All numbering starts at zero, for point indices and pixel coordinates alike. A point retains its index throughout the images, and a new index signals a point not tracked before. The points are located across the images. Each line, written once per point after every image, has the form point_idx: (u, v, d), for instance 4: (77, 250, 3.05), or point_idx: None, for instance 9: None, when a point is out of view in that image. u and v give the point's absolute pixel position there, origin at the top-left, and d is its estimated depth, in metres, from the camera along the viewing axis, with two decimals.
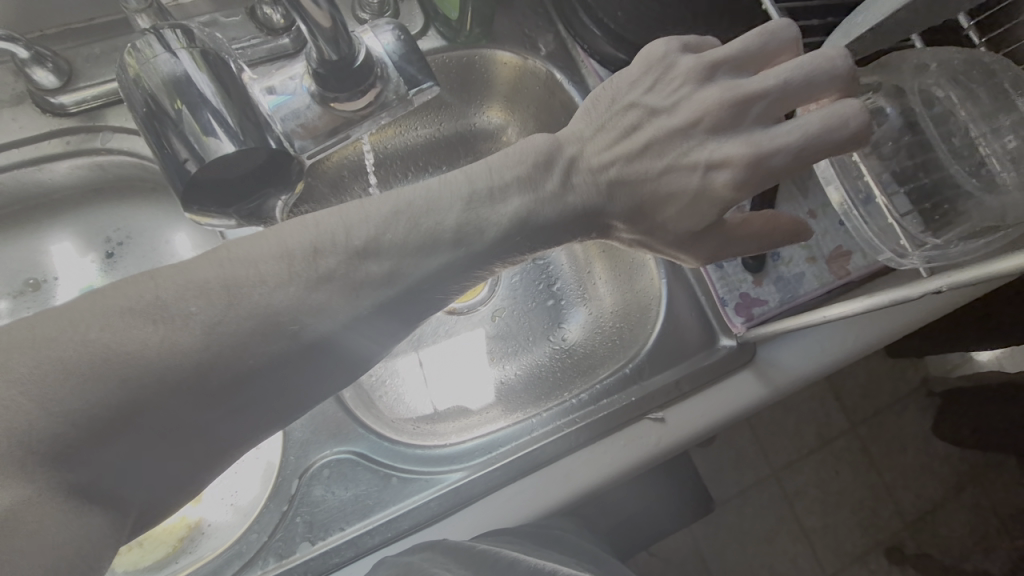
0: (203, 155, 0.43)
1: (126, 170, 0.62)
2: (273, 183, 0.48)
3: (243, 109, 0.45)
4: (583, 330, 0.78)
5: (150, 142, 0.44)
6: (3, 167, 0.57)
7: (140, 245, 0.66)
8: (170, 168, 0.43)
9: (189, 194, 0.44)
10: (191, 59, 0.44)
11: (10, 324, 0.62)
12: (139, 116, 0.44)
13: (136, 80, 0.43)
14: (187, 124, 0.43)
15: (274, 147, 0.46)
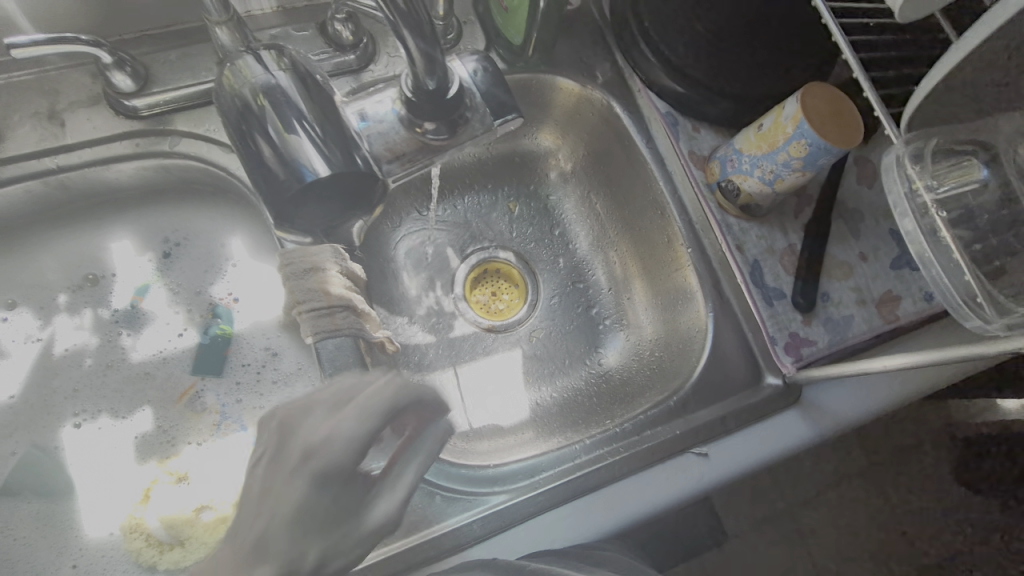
0: (292, 174, 0.38)
1: (190, 172, 0.63)
2: (359, 206, 0.43)
3: (331, 116, 0.40)
4: (621, 356, 0.78)
5: (238, 147, 0.40)
6: (75, 165, 0.59)
7: (196, 247, 0.66)
8: (261, 183, 0.39)
9: (286, 214, 0.40)
10: (286, 73, 0.40)
11: (68, 316, 0.62)
12: (230, 122, 0.40)
13: (229, 92, 0.39)
14: (277, 129, 0.38)
15: (364, 171, 0.40)
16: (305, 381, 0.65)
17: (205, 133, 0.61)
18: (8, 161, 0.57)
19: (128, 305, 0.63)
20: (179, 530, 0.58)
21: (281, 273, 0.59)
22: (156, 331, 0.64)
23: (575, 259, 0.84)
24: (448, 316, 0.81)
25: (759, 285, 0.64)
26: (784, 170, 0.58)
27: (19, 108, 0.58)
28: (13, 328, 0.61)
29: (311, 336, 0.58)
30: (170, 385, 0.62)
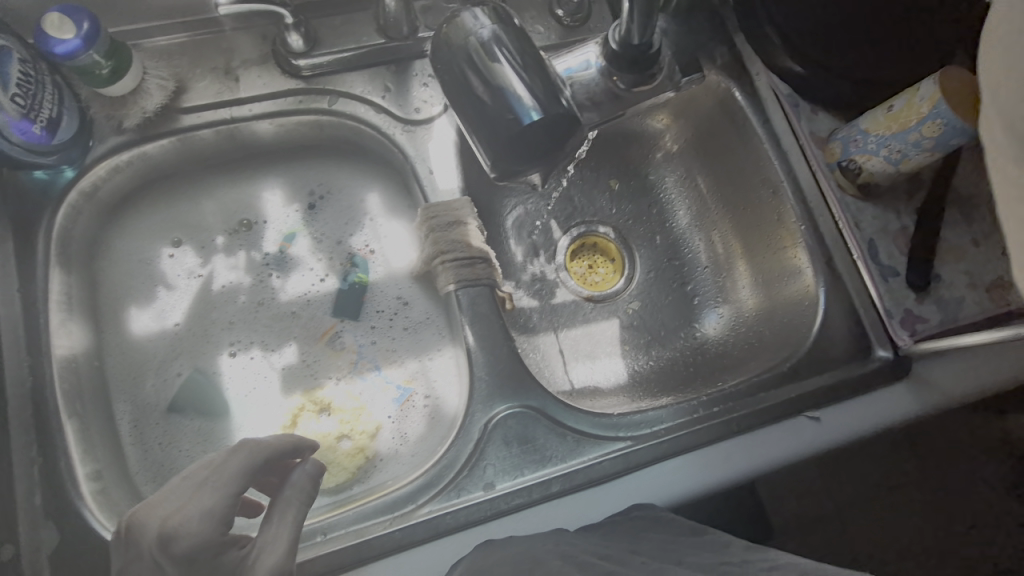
0: (505, 112, 0.41)
1: (342, 131, 0.68)
2: (556, 149, 0.43)
3: (535, 59, 0.42)
4: (720, 329, 0.81)
5: (452, 93, 0.44)
6: (246, 117, 0.64)
7: (339, 201, 0.71)
8: (477, 128, 0.43)
9: (488, 151, 0.43)
10: (490, 19, 0.44)
11: (225, 256, 0.68)
12: (445, 70, 0.44)
13: (444, 44, 0.44)
14: (483, 68, 0.42)
15: (567, 104, 0.41)
16: (433, 330, 0.69)
17: (360, 94, 0.66)
18: (189, 111, 0.62)
19: (277, 250, 0.69)
20: (326, 453, 0.63)
21: (426, 225, 0.63)
22: (301, 276, 0.69)
23: (673, 237, 0.87)
24: (551, 284, 0.85)
25: (875, 261, 0.67)
26: (913, 150, 0.61)
27: (200, 63, 0.63)
28: (178, 263, 0.67)
29: (452, 284, 0.62)
30: (314, 325, 0.68)
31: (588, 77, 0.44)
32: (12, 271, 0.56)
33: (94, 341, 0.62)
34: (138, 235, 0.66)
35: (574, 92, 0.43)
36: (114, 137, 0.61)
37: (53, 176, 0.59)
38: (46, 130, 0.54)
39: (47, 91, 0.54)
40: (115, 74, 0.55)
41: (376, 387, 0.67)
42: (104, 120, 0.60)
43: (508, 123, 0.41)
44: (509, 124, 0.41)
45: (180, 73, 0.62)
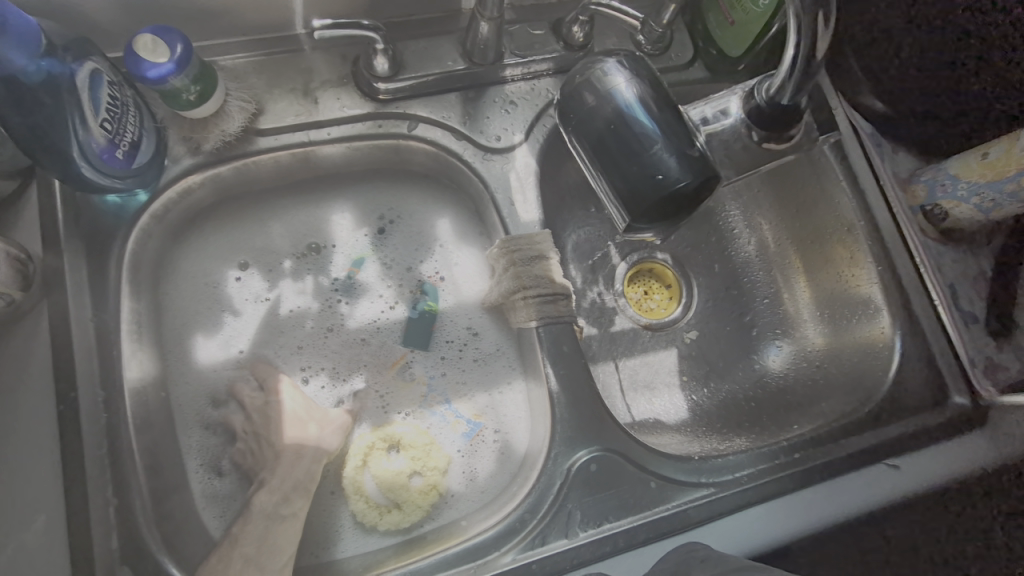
0: (642, 160, 0.40)
1: (418, 156, 0.66)
2: (695, 204, 0.40)
3: (673, 111, 0.41)
4: (783, 363, 0.79)
5: (576, 132, 0.43)
6: (324, 141, 0.62)
7: (409, 225, 0.69)
8: (608, 175, 0.41)
9: (620, 206, 0.41)
10: (622, 63, 0.42)
11: (292, 281, 0.66)
12: (572, 112, 0.42)
13: (574, 87, 0.43)
14: (620, 119, 0.40)
15: (703, 153, 0.40)
16: (504, 362, 0.67)
17: (440, 119, 0.64)
18: (266, 133, 0.60)
19: (345, 277, 0.67)
20: (396, 493, 0.60)
21: (509, 257, 0.62)
22: (371, 303, 0.67)
23: (732, 266, 0.84)
24: (609, 311, 0.82)
25: (957, 307, 0.67)
26: (1007, 200, 0.60)
27: (278, 84, 0.61)
28: (244, 288, 0.64)
29: (534, 320, 0.61)
30: (382, 356, 0.66)
31: (724, 128, 0.42)
32: (85, 299, 0.54)
33: (161, 370, 0.60)
34: (204, 257, 0.64)
35: (710, 144, 0.42)
36: (189, 159, 0.59)
37: (126, 199, 0.57)
38: (128, 154, 0.53)
39: (131, 114, 0.53)
40: (197, 100, 0.55)
41: (447, 420, 0.65)
42: (180, 142, 0.59)
43: (649, 178, 0.39)
44: (650, 179, 0.39)
45: (259, 94, 0.60)
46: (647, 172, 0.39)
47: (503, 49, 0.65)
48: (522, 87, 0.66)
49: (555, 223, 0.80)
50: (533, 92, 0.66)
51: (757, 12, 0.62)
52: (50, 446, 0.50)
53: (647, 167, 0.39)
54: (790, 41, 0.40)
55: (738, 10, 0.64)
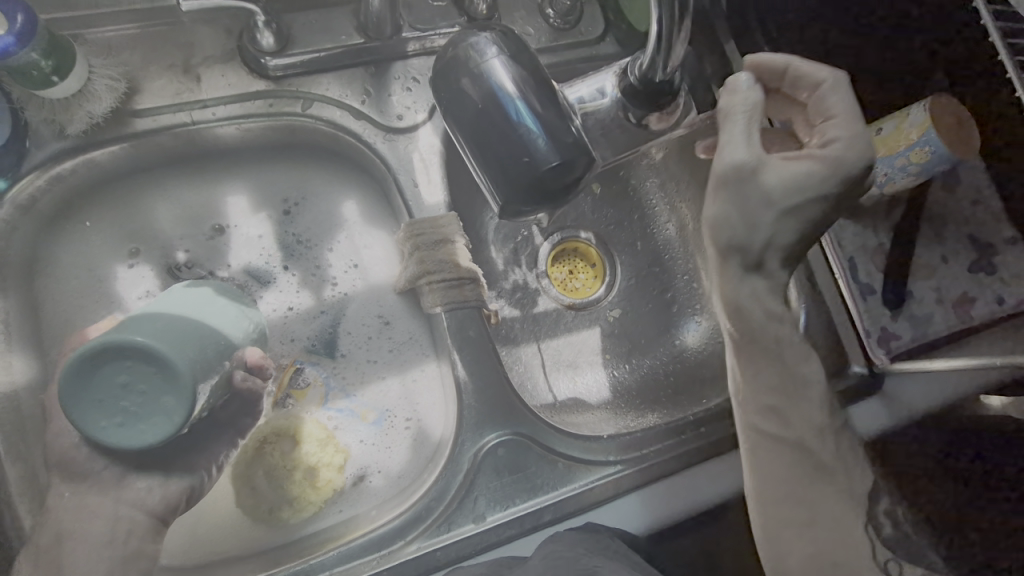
0: (513, 148, 0.38)
1: (316, 136, 0.63)
2: (571, 185, 0.39)
3: (548, 95, 0.39)
4: (701, 338, 0.81)
5: (449, 116, 0.41)
6: (208, 121, 0.58)
7: (314, 212, 0.66)
8: (483, 163, 0.40)
9: (495, 192, 0.40)
10: (494, 42, 0.40)
11: (185, 271, 0.62)
12: (446, 93, 0.40)
13: (447, 66, 0.40)
14: (493, 100, 0.39)
15: (578, 138, 0.39)
16: (417, 349, 0.66)
17: (337, 98, 0.61)
18: (143, 113, 0.56)
19: (244, 266, 0.64)
20: (288, 489, 0.59)
21: (412, 242, 0.60)
22: (275, 293, 0.64)
23: (653, 245, 0.85)
24: (532, 292, 0.82)
25: (855, 279, 0.68)
26: (900, 174, 0.63)
27: (154, 60, 0.57)
28: (135, 284, 0.61)
29: (439, 306, 0.59)
30: (289, 347, 0.64)
31: (601, 109, 0.42)
32: None
33: (40, 370, 0.56)
34: (85, 248, 0.60)
35: (586, 123, 0.42)
36: (55, 143, 0.54)
37: None
38: None
39: None
40: (56, 77, 0.51)
41: (352, 412, 0.64)
42: (42, 124, 0.54)
43: (520, 161, 0.38)
44: (521, 161, 0.38)
45: (132, 70, 0.56)
46: (520, 161, 0.38)
47: (403, 22, 0.62)
48: (423, 63, 0.63)
49: (472, 204, 0.78)
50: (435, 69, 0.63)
51: None
52: None
53: (517, 155, 0.38)
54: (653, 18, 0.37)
55: None
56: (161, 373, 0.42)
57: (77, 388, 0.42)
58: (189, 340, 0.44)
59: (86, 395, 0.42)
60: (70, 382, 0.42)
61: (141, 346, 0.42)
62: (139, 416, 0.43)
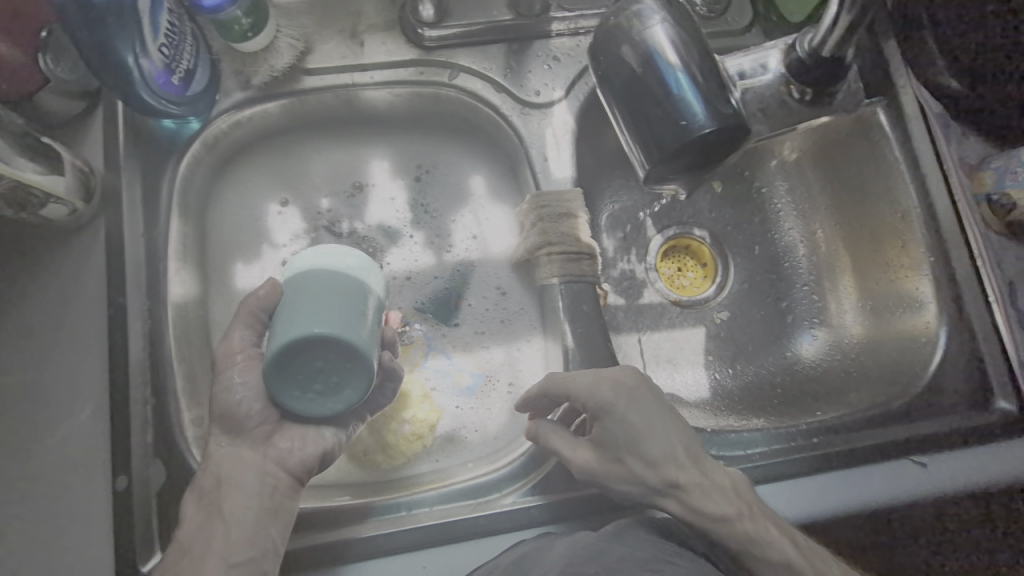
0: (668, 114, 0.39)
1: (457, 106, 0.66)
2: (722, 152, 0.40)
3: (709, 61, 0.39)
4: (817, 351, 0.76)
5: (602, 82, 0.42)
6: (366, 84, 0.63)
7: (444, 179, 0.70)
8: (634, 128, 0.40)
9: (643, 157, 0.41)
10: (656, 7, 0.40)
11: (328, 220, 0.68)
12: (603, 58, 0.41)
13: (607, 31, 0.41)
14: (650, 65, 0.39)
15: (737, 106, 0.38)
16: (525, 320, 0.68)
17: (482, 71, 0.64)
18: (312, 73, 0.62)
19: (378, 222, 0.69)
20: (386, 436, 0.63)
21: (537, 213, 0.62)
22: (401, 251, 0.68)
23: (774, 249, 0.81)
24: (639, 283, 0.81)
25: (1012, 305, 0.63)
26: None
27: (328, 25, 0.63)
28: (284, 227, 0.67)
29: (556, 277, 0.61)
30: (408, 301, 0.68)
31: (761, 84, 0.49)
32: (139, 216, 0.58)
33: (202, 292, 0.63)
34: (249, 190, 0.67)
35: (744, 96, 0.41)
36: (239, 93, 0.62)
37: (180, 125, 0.60)
38: (183, 81, 0.56)
39: (188, 42, 0.55)
40: (251, 34, 0.58)
41: (445, 371, 0.66)
42: (233, 76, 0.61)
43: (675, 126, 0.39)
44: (675, 127, 0.39)
45: (309, 34, 0.63)
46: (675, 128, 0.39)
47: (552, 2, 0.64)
48: (566, 42, 0.65)
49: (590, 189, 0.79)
50: (577, 49, 0.65)
51: None
52: (99, 344, 0.55)
53: (673, 122, 0.39)
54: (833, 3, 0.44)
55: None
56: (354, 353, 0.46)
57: (280, 371, 0.46)
58: (363, 319, 0.48)
59: (279, 372, 0.46)
60: (273, 364, 0.46)
61: (330, 333, 0.45)
62: (332, 386, 0.47)
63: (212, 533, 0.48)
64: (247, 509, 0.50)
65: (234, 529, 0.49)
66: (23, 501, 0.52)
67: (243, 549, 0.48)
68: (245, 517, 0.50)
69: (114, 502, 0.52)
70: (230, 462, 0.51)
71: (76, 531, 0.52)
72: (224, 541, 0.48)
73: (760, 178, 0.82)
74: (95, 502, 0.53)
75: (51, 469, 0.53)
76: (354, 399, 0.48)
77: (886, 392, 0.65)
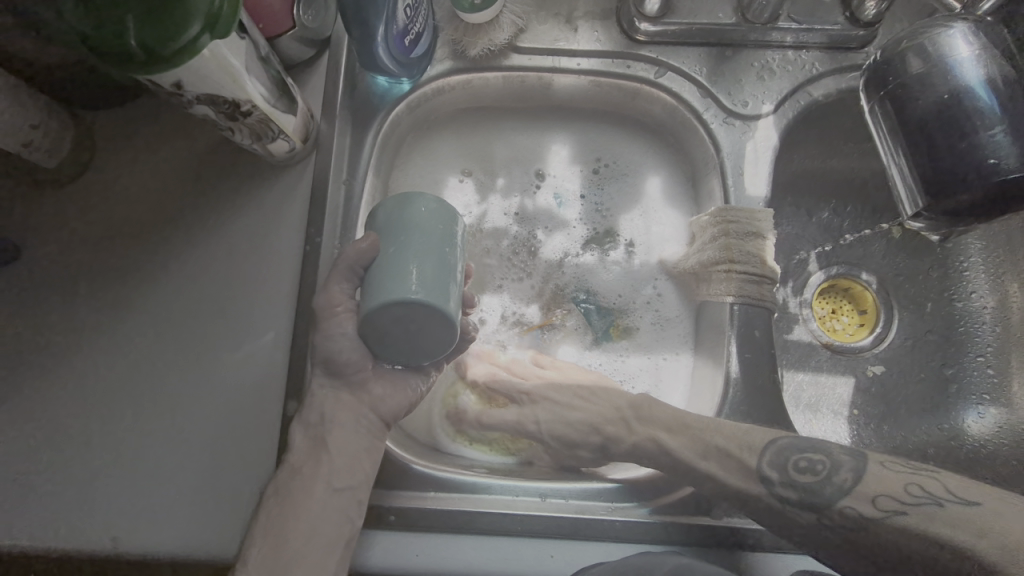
0: (968, 155, 0.41)
1: (654, 105, 0.65)
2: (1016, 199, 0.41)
3: (1014, 99, 0.41)
4: (986, 429, 0.70)
5: (886, 120, 0.45)
6: (571, 70, 0.63)
7: (620, 175, 0.69)
8: (917, 169, 0.43)
9: (922, 195, 0.43)
10: (961, 42, 0.42)
11: (501, 197, 0.69)
12: (893, 97, 0.43)
13: (904, 69, 0.43)
14: (958, 100, 0.41)
15: None
16: (677, 329, 0.65)
17: (690, 73, 0.62)
18: (521, 51, 0.63)
19: (548, 207, 0.69)
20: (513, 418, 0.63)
21: (724, 227, 0.59)
22: (565, 239, 0.68)
23: (952, 312, 0.75)
24: (792, 317, 0.77)
25: None
26: None
27: (545, 7, 0.63)
28: (458, 197, 0.69)
29: (732, 296, 0.58)
30: (564, 291, 0.67)
31: None
32: (343, 164, 0.61)
33: None
34: (433, 156, 0.69)
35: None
36: (450, 61, 0.63)
37: (392, 85, 0.63)
38: (412, 43, 0.58)
39: (423, 6, 0.57)
40: (479, 4, 0.58)
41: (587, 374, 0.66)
42: (449, 44, 0.63)
43: (981, 161, 0.40)
44: (981, 162, 0.40)
45: (526, 13, 0.63)
46: (973, 169, 0.41)
47: (783, 11, 0.61)
48: (786, 56, 0.62)
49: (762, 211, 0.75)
50: (796, 63, 0.62)
51: None
52: (290, 276, 0.59)
53: (972, 163, 0.41)
54: None
55: None
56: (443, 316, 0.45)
57: (370, 326, 0.46)
58: (451, 277, 0.46)
59: (369, 326, 0.46)
60: (364, 319, 0.45)
61: (424, 299, 0.44)
62: (422, 342, 0.47)
63: (315, 469, 0.51)
64: (353, 451, 0.52)
65: (334, 468, 0.51)
66: (202, 406, 0.56)
67: (344, 475, 0.51)
68: (347, 449, 0.52)
69: (281, 425, 0.56)
70: (331, 396, 0.53)
71: (243, 444, 0.55)
72: (329, 469, 0.51)
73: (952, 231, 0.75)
74: (263, 422, 0.56)
75: (229, 382, 0.57)
76: (438, 352, 0.48)
77: None
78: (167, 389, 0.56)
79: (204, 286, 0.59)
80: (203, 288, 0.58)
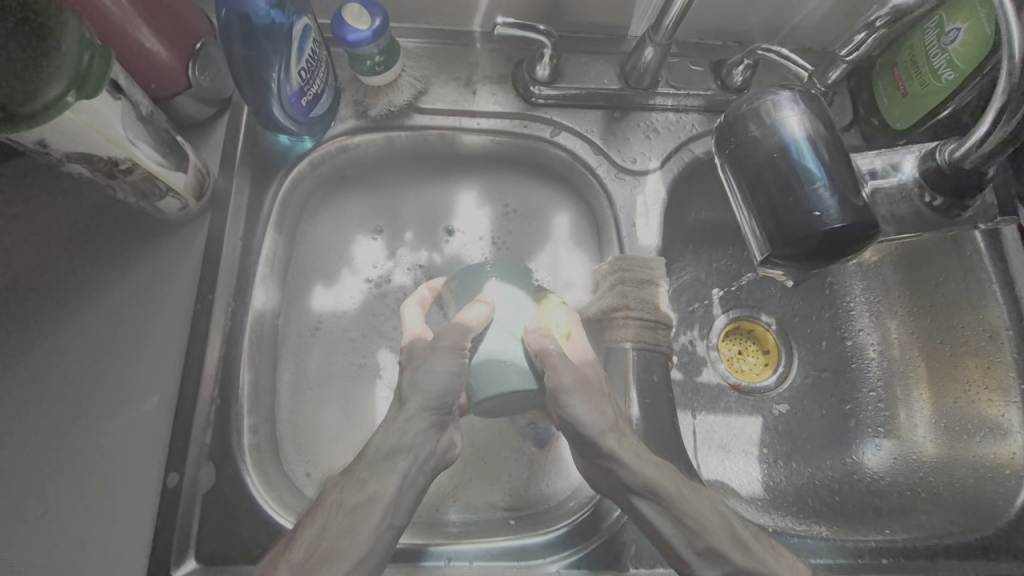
0: (797, 207, 0.42)
1: (553, 162, 0.68)
2: (846, 252, 0.42)
3: (839, 157, 0.42)
4: (882, 461, 0.73)
5: (733, 170, 0.46)
6: (472, 130, 0.66)
7: (527, 227, 0.71)
8: (757, 219, 0.44)
9: (764, 245, 0.44)
10: (793, 104, 0.44)
11: (410, 250, 0.69)
12: (736, 151, 0.45)
13: (745, 125, 0.45)
14: (786, 154, 0.42)
15: (862, 207, 0.41)
16: None
17: (583, 132, 0.66)
18: (423, 111, 0.66)
19: (456, 259, 0.70)
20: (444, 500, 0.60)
21: (620, 274, 0.62)
22: None
23: (843, 349, 0.79)
24: (700, 359, 0.79)
25: None
26: None
27: (445, 71, 0.67)
28: (366, 251, 0.69)
29: (630, 341, 0.60)
30: None
31: (890, 185, 0.49)
32: (241, 220, 0.60)
33: (278, 300, 0.64)
34: (340, 210, 0.69)
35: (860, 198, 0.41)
36: (353, 120, 0.65)
37: (294, 142, 0.64)
38: (310, 103, 0.59)
39: (321, 70, 0.59)
40: (380, 69, 0.61)
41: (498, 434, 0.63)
42: (352, 105, 0.65)
43: (807, 213, 0.41)
44: (807, 214, 0.41)
45: (427, 76, 0.66)
46: (800, 220, 0.41)
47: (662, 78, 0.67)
48: (668, 117, 0.67)
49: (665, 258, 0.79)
50: (678, 124, 0.67)
51: (936, 86, 0.56)
52: (179, 336, 0.56)
53: (800, 214, 0.41)
54: (989, 119, 0.44)
55: (914, 83, 0.58)
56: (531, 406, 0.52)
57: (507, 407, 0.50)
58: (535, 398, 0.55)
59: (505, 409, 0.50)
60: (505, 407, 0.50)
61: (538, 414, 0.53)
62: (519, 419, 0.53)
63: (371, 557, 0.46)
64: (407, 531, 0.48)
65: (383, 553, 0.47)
66: (69, 483, 0.52)
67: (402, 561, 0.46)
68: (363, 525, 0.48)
69: (160, 498, 0.52)
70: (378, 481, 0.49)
71: (114, 523, 0.51)
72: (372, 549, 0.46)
73: (834, 275, 0.81)
74: (141, 495, 0.52)
75: (103, 452, 0.53)
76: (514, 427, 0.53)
77: (956, 522, 0.63)
78: (33, 463, 0.52)
79: (81, 352, 0.55)
80: (79, 354, 0.55)
